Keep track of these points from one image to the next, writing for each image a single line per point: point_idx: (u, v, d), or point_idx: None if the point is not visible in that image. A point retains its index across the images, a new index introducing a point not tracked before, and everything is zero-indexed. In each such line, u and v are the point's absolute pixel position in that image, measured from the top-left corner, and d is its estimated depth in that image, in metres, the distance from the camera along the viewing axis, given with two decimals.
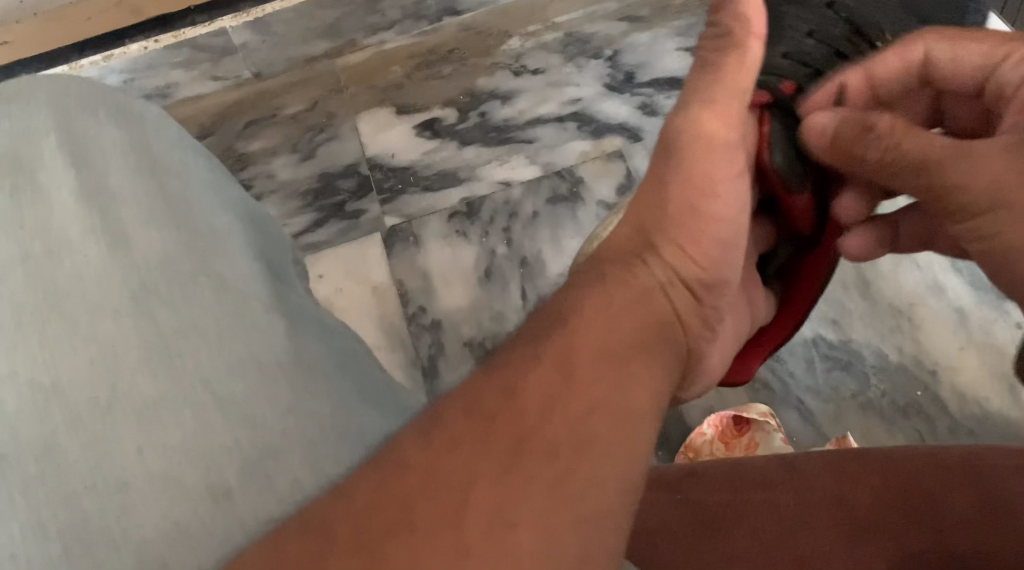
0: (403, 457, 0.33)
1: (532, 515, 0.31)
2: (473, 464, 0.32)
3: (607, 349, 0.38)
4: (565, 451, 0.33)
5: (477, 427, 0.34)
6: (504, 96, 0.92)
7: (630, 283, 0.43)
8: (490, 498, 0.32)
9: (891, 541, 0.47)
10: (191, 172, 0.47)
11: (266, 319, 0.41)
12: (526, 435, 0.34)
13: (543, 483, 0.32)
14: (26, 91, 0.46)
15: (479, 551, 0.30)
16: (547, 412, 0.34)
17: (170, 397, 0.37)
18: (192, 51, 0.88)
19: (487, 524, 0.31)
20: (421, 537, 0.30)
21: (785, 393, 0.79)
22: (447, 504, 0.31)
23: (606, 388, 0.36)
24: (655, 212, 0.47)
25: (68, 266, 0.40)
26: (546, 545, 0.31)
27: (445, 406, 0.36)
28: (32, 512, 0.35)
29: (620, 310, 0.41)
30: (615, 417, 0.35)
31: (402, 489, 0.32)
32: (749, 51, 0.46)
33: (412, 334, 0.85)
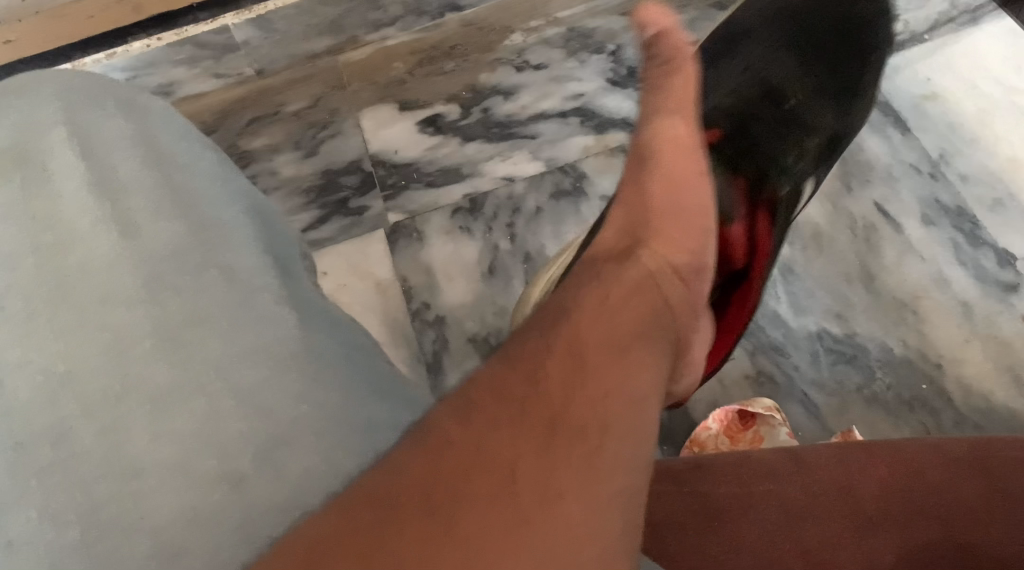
0: (445, 435, 0.33)
1: (575, 490, 0.32)
2: (514, 443, 0.33)
3: (617, 338, 0.39)
4: (597, 427, 0.34)
5: (511, 409, 0.34)
6: (506, 92, 0.92)
7: (624, 275, 0.43)
8: (535, 474, 0.32)
9: (897, 536, 0.48)
10: (198, 164, 0.47)
11: (275, 310, 0.41)
12: (559, 412, 0.34)
13: (581, 458, 0.33)
14: (33, 84, 0.46)
15: (534, 519, 0.31)
16: (572, 393, 0.35)
17: (182, 385, 0.37)
18: (194, 48, 0.91)
19: (537, 496, 0.32)
20: (479, 507, 0.31)
21: (789, 387, 0.79)
22: (496, 481, 0.32)
23: (619, 369, 0.37)
24: (642, 215, 0.48)
25: (79, 256, 0.40)
26: (591, 517, 0.32)
27: (471, 392, 0.36)
28: (47, 498, 0.35)
29: (621, 301, 0.41)
30: (635, 398, 0.36)
31: (452, 464, 0.32)
32: (683, 76, 0.53)
33: (416, 331, 0.84)
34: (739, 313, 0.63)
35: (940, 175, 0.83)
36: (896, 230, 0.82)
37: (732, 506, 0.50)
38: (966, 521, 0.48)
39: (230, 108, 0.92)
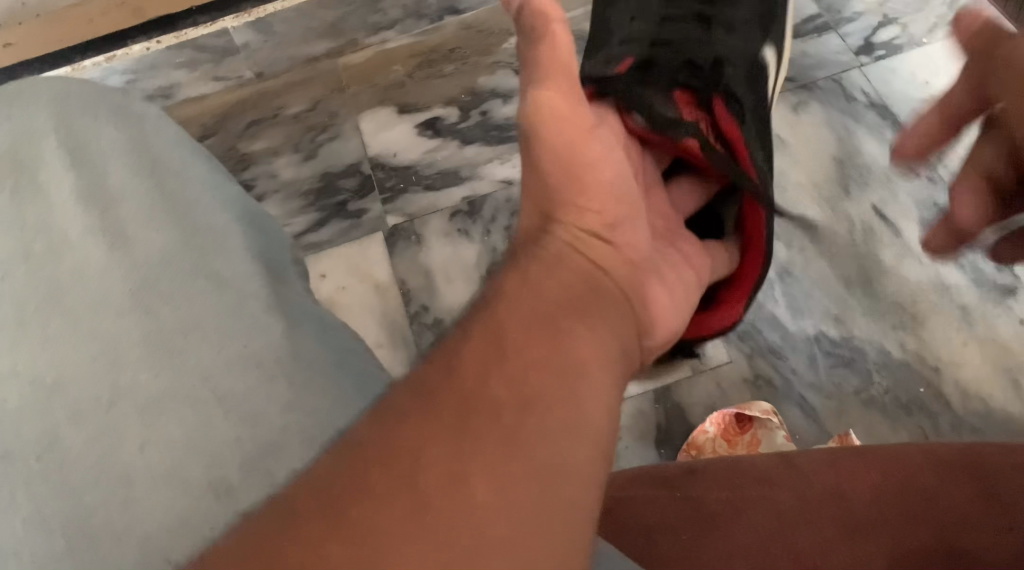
0: (356, 436, 0.32)
1: (486, 469, 0.31)
2: (422, 429, 0.32)
3: (539, 316, 0.38)
4: (511, 410, 0.33)
5: (422, 399, 0.33)
6: (505, 96, 0.92)
7: (543, 255, 0.42)
8: (441, 458, 0.31)
9: (889, 541, 0.47)
10: (191, 170, 0.47)
11: (266, 317, 0.41)
12: (471, 398, 0.33)
13: (494, 441, 0.32)
14: (26, 91, 0.46)
15: (439, 505, 0.29)
16: (484, 375, 0.34)
17: (172, 394, 0.37)
18: (193, 51, 0.93)
19: (442, 479, 0.30)
20: (379, 501, 0.29)
21: (787, 390, 0.79)
22: (400, 470, 0.30)
23: (540, 346, 0.36)
24: (546, 191, 0.47)
25: (70, 265, 0.41)
26: (503, 494, 0.30)
27: (390, 394, 0.35)
28: (36, 507, 0.35)
29: (541, 278, 0.40)
30: (553, 374, 0.35)
31: (355, 463, 0.31)
32: (558, 37, 0.46)
33: (413, 333, 0.84)
34: (753, 203, 0.57)
35: (939, 179, 0.83)
36: (895, 233, 0.82)
37: (725, 510, 0.51)
38: (958, 525, 0.47)
39: (229, 112, 0.93)
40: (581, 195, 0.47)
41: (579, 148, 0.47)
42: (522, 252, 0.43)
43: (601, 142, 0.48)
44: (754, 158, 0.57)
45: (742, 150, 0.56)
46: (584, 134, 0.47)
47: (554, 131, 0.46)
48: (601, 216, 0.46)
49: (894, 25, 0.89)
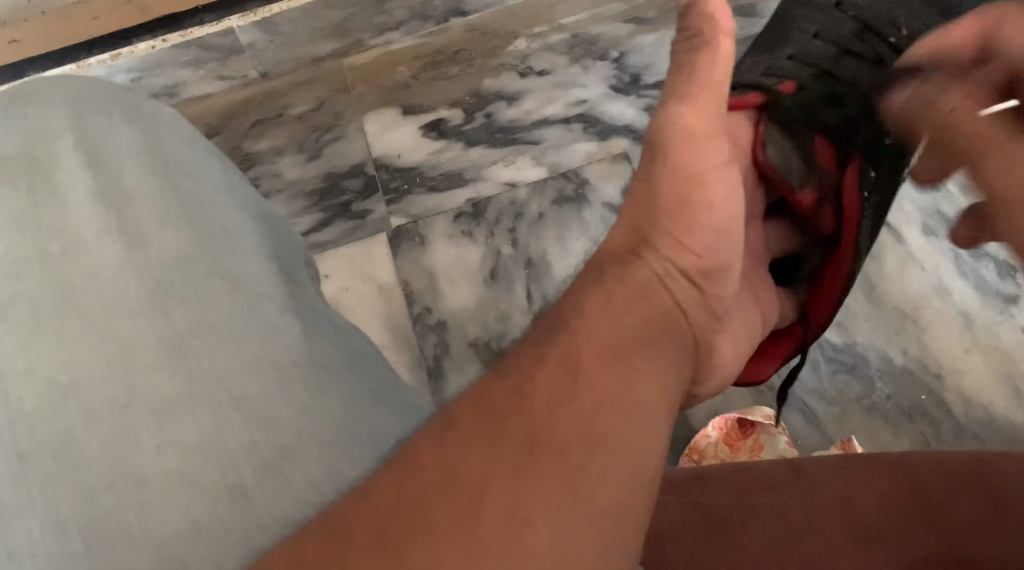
0: (418, 456, 0.33)
1: (547, 511, 0.32)
2: (486, 463, 0.33)
3: (612, 348, 0.38)
4: (576, 448, 0.34)
5: (488, 431, 0.34)
6: (510, 97, 0.92)
7: (625, 280, 0.43)
8: (504, 494, 0.32)
9: (900, 549, 0.47)
10: (204, 172, 0.47)
11: (279, 318, 0.41)
12: (536, 432, 0.34)
13: (556, 483, 0.32)
14: (41, 91, 0.47)
15: (499, 545, 0.31)
16: (557, 409, 0.35)
17: (187, 395, 0.37)
18: (199, 50, 0.90)
19: (503, 519, 0.31)
20: (440, 533, 0.31)
21: (789, 395, 0.80)
22: (461, 505, 0.32)
23: (613, 382, 0.36)
24: (648, 211, 0.47)
25: (85, 265, 0.41)
26: (563, 539, 0.31)
27: (455, 408, 0.36)
28: (51, 507, 0.35)
29: (621, 307, 0.41)
30: (624, 414, 0.36)
31: (415, 490, 0.32)
32: (720, 53, 0.46)
33: (418, 335, 0.85)
34: (836, 273, 0.58)
35: None
36: (896, 239, 0.82)
37: (733, 516, 0.51)
38: (968, 534, 0.47)
39: (235, 111, 0.93)
40: (676, 226, 0.46)
41: (711, 174, 0.47)
42: (613, 272, 0.44)
43: (722, 178, 0.48)
44: (858, 236, 0.57)
45: (851, 214, 0.57)
46: (705, 166, 0.47)
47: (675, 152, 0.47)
48: (692, 250, 0.46)
49: None
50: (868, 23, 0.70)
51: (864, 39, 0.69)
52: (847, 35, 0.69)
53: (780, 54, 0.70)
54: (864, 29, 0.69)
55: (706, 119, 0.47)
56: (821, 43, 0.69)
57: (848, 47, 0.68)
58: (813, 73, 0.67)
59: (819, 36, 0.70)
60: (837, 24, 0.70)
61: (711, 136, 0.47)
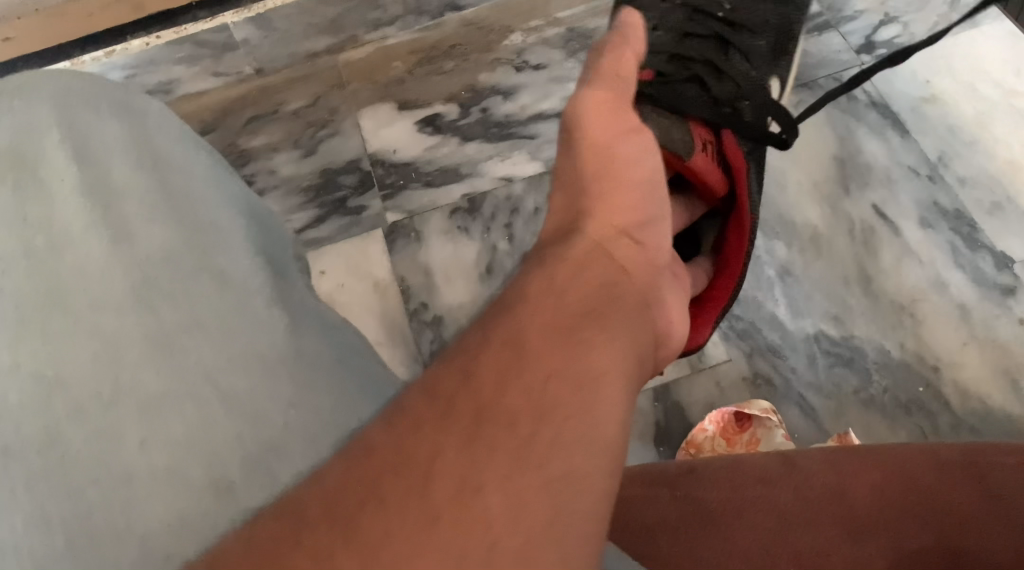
0: (369, 441, 0.32)
1: (500, 482, 0.30)
2: (435, 439, 0.31)
3: (559, 319, 0.36)
4: (526, 419, 0.32)
5: (438, 406, 0.32)
6: (505, 92, 0.92)
7: (566, 256, 0.40)
8: (453, 466, 0.30)
9: (891, 543, 0.47)
10: (194, 167, 0.47)
11: (268, 314, 0.41)
12: (486, 404, 0.32)
13: (507, 453, 0.31)
14: (28, 85, 0.46)
15: (448, 516, 0.29)
16: (503, 384, 0.33)
17: (174, 390, 0.37)
18: (194, 46, 0.93)
19: (453, 491, 0.30)
20: (391, 510, 0.29)
21: (786, 389, 0.79)
22: (411, 479, 0.30)
23: (560, 354, 0.35)
24: (576, 187, 0.46)
25: (71, 261, 0.40)
26: (513, 509, 0.30)
27: (408, 394, 0.34)
28: (36, 503, 0.35)
29: (566, 283, 0.38)
30: (575, 384, 0.34)
31: (368, 470, 0.31)
32: (624, 57, 0.48)
33: (413, 331, 0.84)
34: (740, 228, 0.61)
35: (938, 177, 0.83)
36: (894, 232, 0.82)
37: (725, 510, 0.50)
38: (959, 527, 0.47)
39: (229, 108, 0.93)
40: (601, 188, 0.45)
41: (624, 150, 0.47)
42: (549, 249, 0.42)
43: (632, 141, 0.47)
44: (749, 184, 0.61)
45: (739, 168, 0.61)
46: (626, 129, 0.47)
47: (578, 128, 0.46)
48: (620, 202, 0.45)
49: (894, 24, 0.88)
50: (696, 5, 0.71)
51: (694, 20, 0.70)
52: (680, 20, 0.70)
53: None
54: (693, 11, 0.71)
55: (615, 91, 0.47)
56: (662, 33, 0.69)
57: (688, 30, 0.69)
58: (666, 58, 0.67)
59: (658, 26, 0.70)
60: (668, 13, 0.70)
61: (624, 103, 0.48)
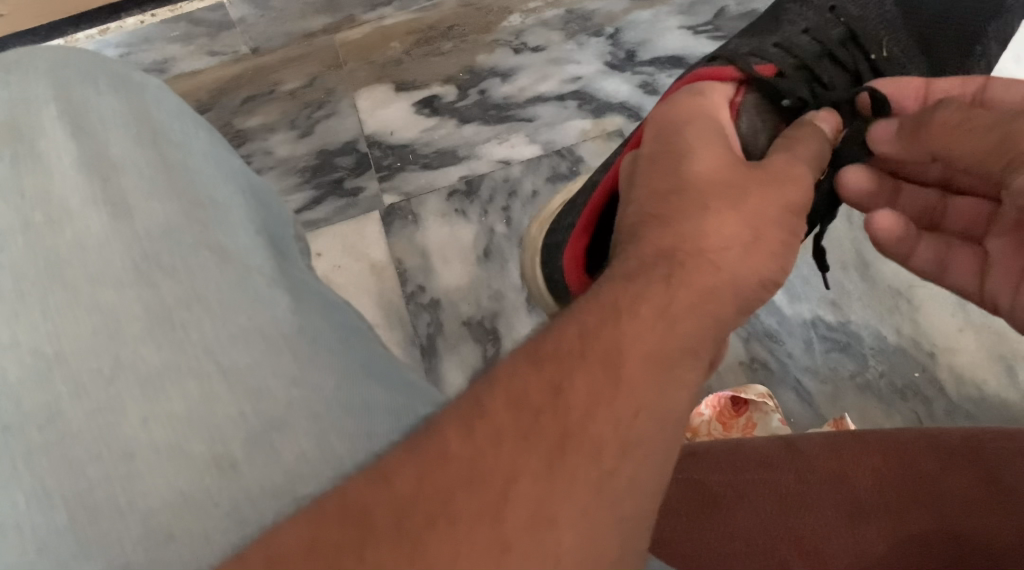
0: (444, 446, 0.31)
1: (574, 514, 0.30)
2: (516, 460, 0.31)
3: (660, 352, 0.35)
4: (610, 451, 0.32)
5: (522, 421, 0.32)
6: (504, 74, 0.91)
7: (693, 281, 0.38)
8: (532, 493, 0.30)
9: (888, 522, 0.48)
10: (194, 144, 0.46)
11: (268, 291, 0.40)
12: (572, 430, 0.31)
13: (585, 483, 0.31)
14: (25, 59, 0.45)
15: (520, 546, 0.29)
16: (594, 409, 0.32)
17: (174, 366, 0.37)
18: (189, 25, 0.92)
19: (528, 519, 0.30)
20: (462, 531, 0.29)
21: (783, 373, 0.79)
22: (484, 501, 0.30)
23: (653, 384, 0.34)
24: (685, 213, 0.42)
25: (69, 235, 0.40)
26: (586, 547, 0.30)
27: (486, 392, 0.33)
28: (38, 480, 0.35)
29: (683, 309, 0.37)
30: (658, 419, 0.33)
31: (439, 482, 0.30)
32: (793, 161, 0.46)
33: (411, 313, 0.83)
34: None
35: None
36: None
37: (733, 494, 0.51)
38: (957, 512, 0.47)
39: (225, 87, 0.91)
40: (770, 236, 0.41)
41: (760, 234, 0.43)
42: (696, 260, 0.39)
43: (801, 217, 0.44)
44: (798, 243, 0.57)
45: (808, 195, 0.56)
46: (791, 201, 0.43)
47: (771, 183, 0.43)
48: (781, 261, 0.41)
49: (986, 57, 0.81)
50: (856, 33, 0.65)
51: (847, 47, 0.64)
52: (835, 38, 0.65)
53: (765, 40, 0.64)
54: (850, 38, 0.65)
55: (808, 182, 0.45)
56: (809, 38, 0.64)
57: (834, 49, 0.63)
58: (797, 63, 0.61)
59: (809, 30, 0.65)
60: (828, 24, 0.66)
61: (808, 189, 0.44)
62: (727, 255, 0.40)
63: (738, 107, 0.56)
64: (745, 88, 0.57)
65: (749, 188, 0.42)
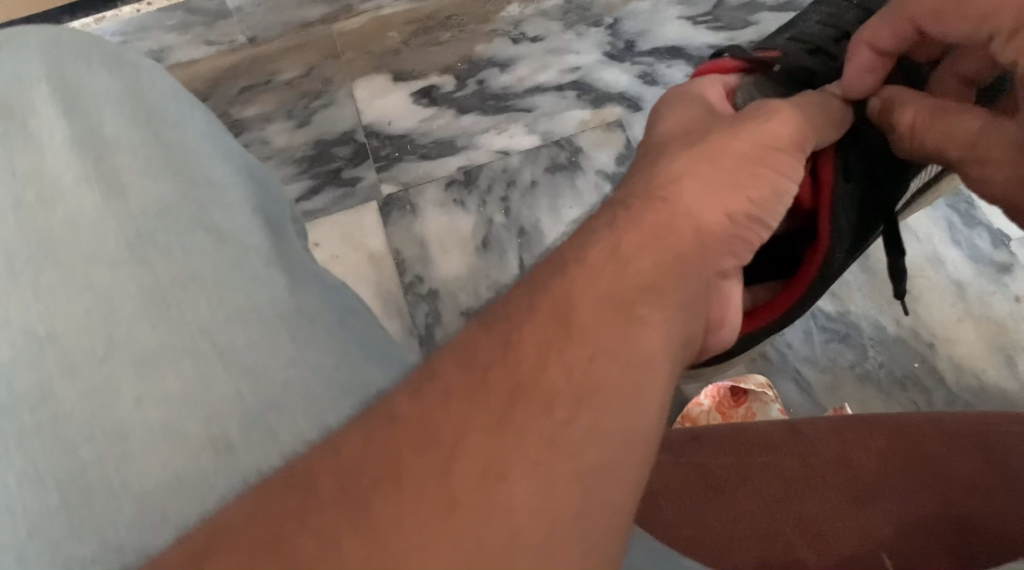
0: (394, 409, 0.30)
1: (529, 467, 0.29)
2: (466, 416, 0.30)
3: (612, 295, 0.34)
4: (564, 401, 0.30)
5: (471, 378, 0.31)
6: (503, 64, 0.90)
7: (642, 223, 0.38)
8: (480, 448, 0.29)
9: (897, 504, 0.47)
10: (190, 124, 0.46)
11: (266, 271, 0.40)
12: (522, 382, 0.31)
13: (538, 436, 0.29)
14: (16, 36, 0.44)
15: (469, 501, 0.28)
16: (545, 359, 0.31)
17: (169, 346, 0.36)
18: (186, 13, 0.91)
19: (478, 475, 0.28)
20: (408, 491, 0.28)
21: (782, 363, 0.79)
22: (431, 457, 0.29)
23: (611, 330, 0.33)
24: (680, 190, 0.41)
25: (61, 215, 0.39)
26: (540, 500, 0.28)
27: (438, 356, 0.33)
28: (29, 460, 0.34)
29: (634, 251, 0.37)
30: (621, 364, 0.32)
31: (388, 441, 0.29)
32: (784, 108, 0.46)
33: (409, 303, 0.82)
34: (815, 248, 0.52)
35: None
36: None
37: (728, 477, 0.50)
38: (965, 496, 0.47)
39: (222, 77, 0.90)
40: (736, 169, 0.42)
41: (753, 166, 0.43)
42: (648, 204, 0.40)
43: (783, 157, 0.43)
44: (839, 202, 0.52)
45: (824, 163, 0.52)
46: (772, 137, 0.43)
47: (740, 123, 0.44)
48: (751, 193, 0.42)
49: None
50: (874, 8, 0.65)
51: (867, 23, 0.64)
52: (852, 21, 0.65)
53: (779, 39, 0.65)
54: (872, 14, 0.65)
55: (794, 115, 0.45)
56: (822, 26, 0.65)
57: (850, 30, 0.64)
58: (807, 47, 0.62)
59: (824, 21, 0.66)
60: (843, 11, 0.66)
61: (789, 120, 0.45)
62: (682, 193, 0.41)
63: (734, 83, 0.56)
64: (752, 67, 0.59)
65: (713, 129, 0.44)
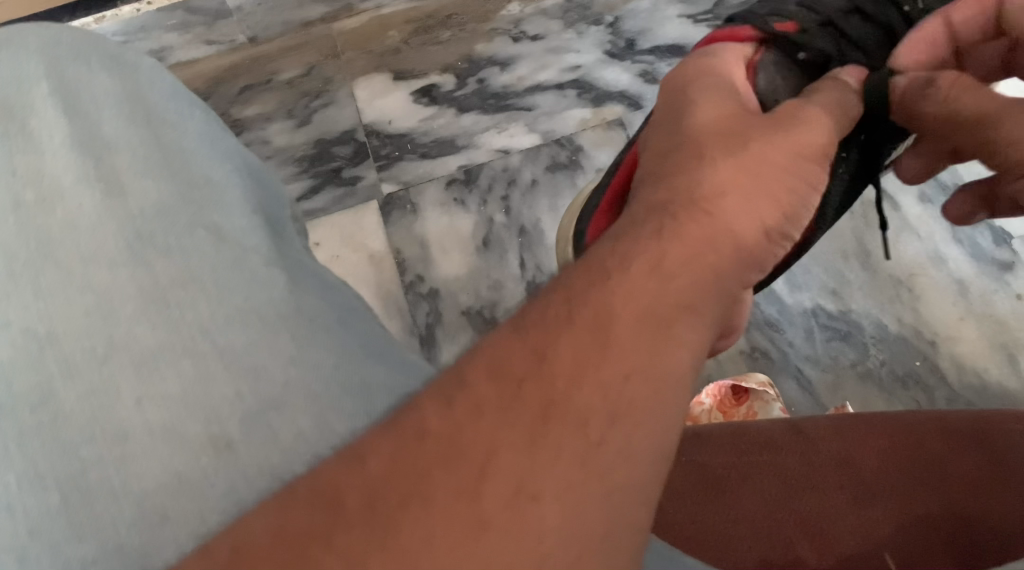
0: (424, 424, 0.30)
1: (559, 488, 0.29)
2: (497, 432, 0.29)
3: (649, 311, 0.33)
4: (597, 422, 0.30)
5: (505, 392, 0.30)
6: (503, 63, 0.90)
7: (685, 233, 0.37)
8: (514, 469, 0.29)
9: (897, 502, 0.47)
10: (189, 124, 0.46)
11: (266, 272, 0.40)
12: (556, 400, 0.30)
13: (571, 458, 0.29)
14: (14, 37, 0.44)
15: (499, 522, 0.28)
16: (580, 375, 0.31)
17: (169, 346, 0.36)
18: (186, 13, 0.92)
19: (509, 495, 0.28)
20: (438, 512, 0.28)
21: (784, 362, 0.78)
22: (464, 478, 0.29)
23: (646, 345, 0.32)
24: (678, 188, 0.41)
25: (60, 215, 0.39)
26: (570, 524, 0.29)
27: (468, 365, 0.32)
28: (30, 461, 0.34)
29: (677, 266, 0.35)
30: (652, 385, 0.32)
31: (420, 457, 0.29)
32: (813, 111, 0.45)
33: (410, 303, 0.82)
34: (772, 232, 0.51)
35: None
36: (893, 206, 0.82)
37: (731, 475, 0.50)
38: (966, 492, 0.47)
39: (223, 76, 0.90)
40: (774, 181, 0.40)
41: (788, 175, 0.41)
42: (689, 213, 0.38)
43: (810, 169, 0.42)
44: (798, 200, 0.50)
45: None
46: (803, 147, 0.42)
47: (779, 132, 0.42)
48: (783, 204, 0.40)
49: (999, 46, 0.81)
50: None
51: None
52: None
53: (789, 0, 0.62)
54: None
55: (823, 126, 0.44)
56: None
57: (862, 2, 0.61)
58: (820, 19, 0.59)
59: None
60: None
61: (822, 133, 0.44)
62: (723, 204, 0.39)
63: (754, 64, 0.55)
64: (765, 47, 0.57)
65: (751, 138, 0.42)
